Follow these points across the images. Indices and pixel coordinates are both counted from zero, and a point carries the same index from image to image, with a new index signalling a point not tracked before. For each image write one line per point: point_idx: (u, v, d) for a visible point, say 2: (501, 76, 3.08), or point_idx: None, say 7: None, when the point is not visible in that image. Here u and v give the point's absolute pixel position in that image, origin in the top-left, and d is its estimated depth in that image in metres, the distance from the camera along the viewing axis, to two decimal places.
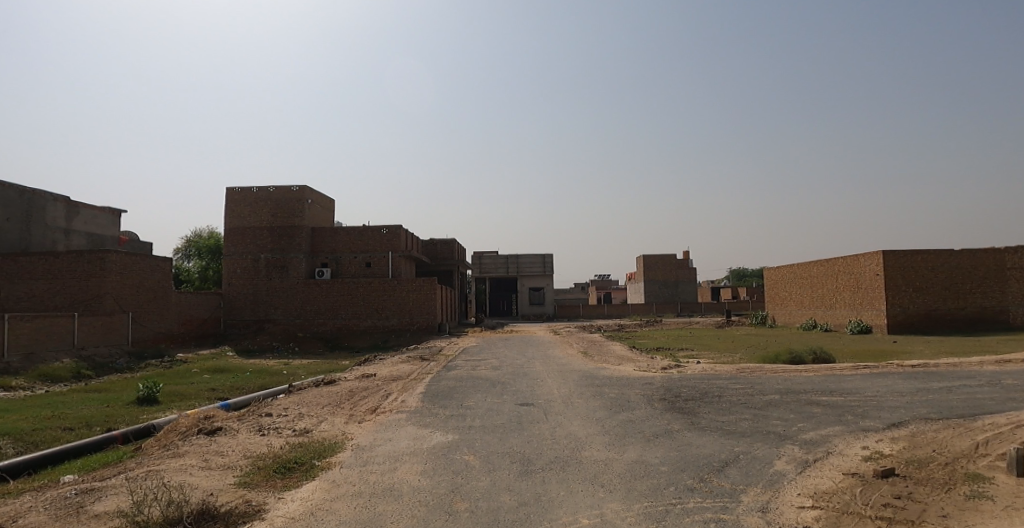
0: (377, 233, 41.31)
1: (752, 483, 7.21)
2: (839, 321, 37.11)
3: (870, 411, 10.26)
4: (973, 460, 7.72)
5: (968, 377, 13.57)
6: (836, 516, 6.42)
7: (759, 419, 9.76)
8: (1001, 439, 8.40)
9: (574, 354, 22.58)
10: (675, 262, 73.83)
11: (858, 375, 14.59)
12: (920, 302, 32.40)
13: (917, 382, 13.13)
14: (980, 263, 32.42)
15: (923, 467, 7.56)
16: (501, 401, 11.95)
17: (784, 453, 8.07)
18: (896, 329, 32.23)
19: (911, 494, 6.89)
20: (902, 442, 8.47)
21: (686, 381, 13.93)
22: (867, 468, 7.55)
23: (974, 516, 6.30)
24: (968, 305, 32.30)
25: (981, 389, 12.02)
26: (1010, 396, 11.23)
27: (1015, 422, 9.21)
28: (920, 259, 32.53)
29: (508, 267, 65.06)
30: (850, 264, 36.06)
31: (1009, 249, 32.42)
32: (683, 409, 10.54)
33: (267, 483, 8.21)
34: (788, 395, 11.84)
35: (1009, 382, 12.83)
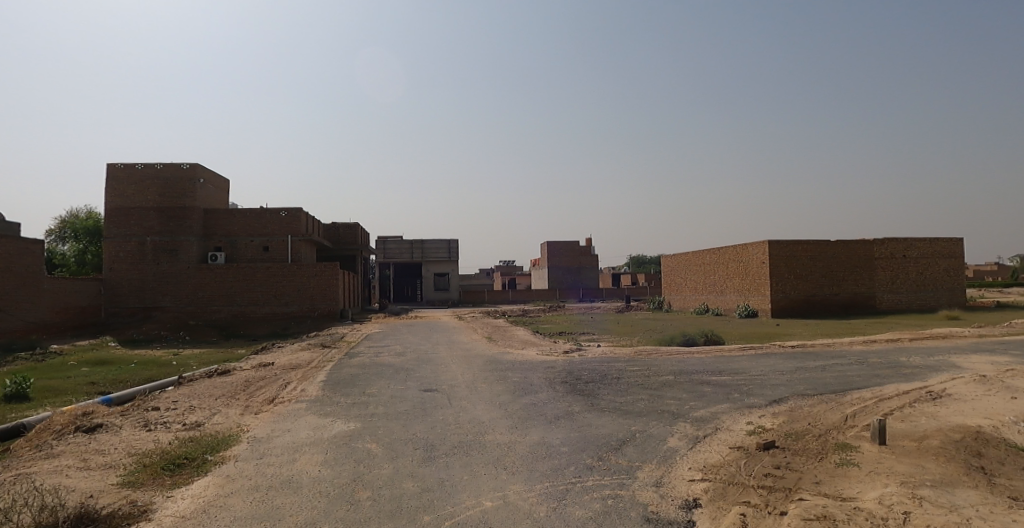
0: (276, 216, 39.34)
1: (647, 460, 7.54)
2: (729, 306, 39.59)
3: (754, 389, 11.00)
4: (843, 431, 8.45)
5: (839, 356, 14.88)
6: (722, 488, 6.94)
7: (654, 399, 10.20)
8: (867, 411, 9.25)
9: (479, 339, 22.77)
10: (577, 249, 75.86)
11: (743, 355, 15.64)
12: (800, 288, 35.15)
13: (795, 362, 14.20)
14: (853, 254, 35.59)
15: (800, 439, 8.20)
16: (405, 388, 11.77)
17: (677, 430, 8.48)
18: (779, 312, 34.82)
19: (789, 463, 7.46)
20: (781, 417, 9.14)
21: (587, 364, 14.35)
22: (751, 442, 8.08)
23: (843, 483, 6.93)
24: (841, 291, 35.46)
25: (849, 368, 13.19)
26: (874, 373, 12.36)
27: (878, 395, 10.16)
28: (801, 249, 35.23)
29: (413, 252, 64.19)
30: (739, 253, 38.47)
31: (876, 240, 35.77)
32: (583, 392, 10.83)
33: (155, 481, 7.66)
34: (680, 376, 12.49)
35: (873, 360, 14.18)
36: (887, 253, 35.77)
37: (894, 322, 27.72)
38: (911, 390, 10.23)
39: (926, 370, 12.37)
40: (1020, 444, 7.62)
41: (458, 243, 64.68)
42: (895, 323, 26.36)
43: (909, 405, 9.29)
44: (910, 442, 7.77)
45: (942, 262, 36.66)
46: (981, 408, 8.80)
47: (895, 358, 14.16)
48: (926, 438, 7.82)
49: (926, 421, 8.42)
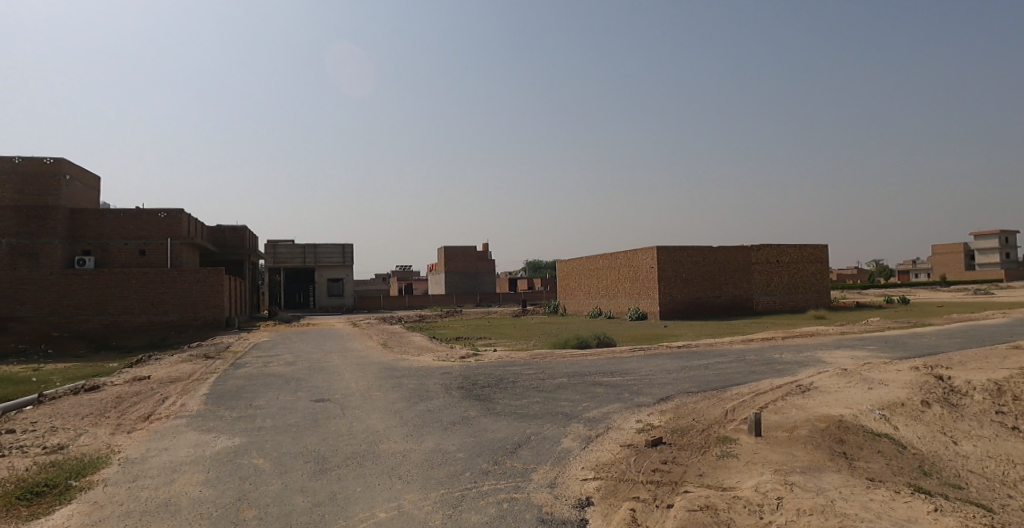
0: (153, 218, 36.68)
1: (541, 462, 7.67)
2: (621, 309, 41.27)
3: (643, 389, 11.50)
4: (723, 425, 8.99)
5: (721, 355, 15.86)
6: (613, 485, 7.18)
7: (549, 402, 10.40)
8: (745, 405, 9.89)
9: (374, 346, 22.27)
10: (475, 253, 76.30)
11: (633, 356, 16.32)
12: (686, 291, 37.26)
13: (680, 361, 15.00)
14: (733, 259, 38.21)
15: (685, 434, 8.64)
16: (295, 399, 11.28)
17: (571, 431, 8.68)
18: (668, 314, 36.68)
19: (675, 458, 7.84)
20: (668, 414, 9.60)
21: (483, 369, 14.41)
22: (640, 439, 8.43)
23: (723, 473, 7.37)
24: (722, 294, 37.97)
25: (729, 365, 14.10)
26: (749, 370, 13.29)
27: (755, 389, 10.91)
28: (687, 255, 37.38)
29: (305, 257, 62.04)
30: (631, 258, 40.20)
31: (753, 246, 38.63)
32: (479, 396, 10.85)
33: (5, 514, 6.84)
34: (574, 378, 12.84)
35: (750, 358, 15.23)
36: (763, 259, 38.72)
37: (767, 322, 30.02)
38: (783, 385, 11.04)
39: (795, 366, 13.47)
40: (874, 430, 8.22)
41: (352, 248, 63.25)
42: (769, 323, 28.57)
43: (782, 398, 10.02)
44: (782, 432, 8.33)
45: (811, 266, 40.14)
46: (844, 398, 9.60)
47: (769, 355, 15.31)
48: (796, 428, 8.37)
49: (795, 413, 9.11)
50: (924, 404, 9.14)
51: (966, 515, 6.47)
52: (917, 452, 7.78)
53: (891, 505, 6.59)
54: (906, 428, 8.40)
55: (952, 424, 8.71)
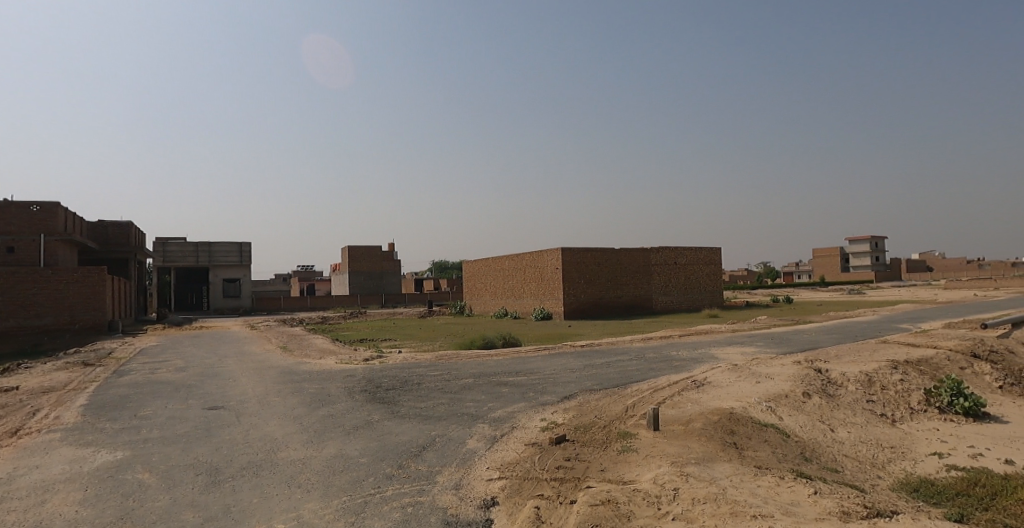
0: (24, 211, 33.69)
1: (447, 463, 7.65)
2: (527, 309, 41.83)
3: (547, 387, 11.73)
4: (624, 421, 9.31)
5: (621, 353, 16.46)
6: (518, 484, 7.26)
7: (454, 402, 10.40)
8: (644, 401, 10.30)
9: (273, 349, 21.40)
10: (380, 253, 75.20)
11: (539, 356, 16.62)
12: (589, 292, 38.37)
13: (583, 360, 15.44)
14: (633, 261, 39.88)
15: (587, 431, 8.88)
16: (186, 407, 10.64)
17: (476, 432, 8.70)
18: (572, 314, 37.54)
19: (578, 454, 8.04)
20: (571, 412, 9.85)
21: (388, 371, 14.20)
22: (544, 437, 8.58)
23: (623, 467, 7.61)
24: (624, 294, 39.51)
25: (629, 363, 14.67)
26: (648, 366, 13.88)
27: (653, 386, 11.40)
28: (590, 256, 38.57)
29: (198, 255, 58.86)
30: (536, 259, 40.86)
31: (653, 249, 40.54)
32: (383, 399, 10.68)
33: None
34: (479, 378, 12.90)
35: (648, 355, 15.92)
36: (661, 261, 40.72)
37: (666, 320, 31.51)
38: (680, 380, 11.60)
39: (691, 362, 14.20)
40: (760, 420, 8.73)
41: (251, 247, 60.90)
42: (667, 322, 29.98)
43: (679, 393, 10.52)
44: (679, 426, 8.70)
45: (705, 268, 42.65)
46: (735, 392, 10.18)
47: (667, 353, 16.06)
48: (691, 421, 8.76)
49: (691, 407, 9.57)
50: (806, 396, 9.83)
51: (841, 496, 6.93)
52: (799, 440, 8.33)
53: (776, 490, 7.00)
54: (789, 418, 8.99)
55: (829, 413, 9.40)
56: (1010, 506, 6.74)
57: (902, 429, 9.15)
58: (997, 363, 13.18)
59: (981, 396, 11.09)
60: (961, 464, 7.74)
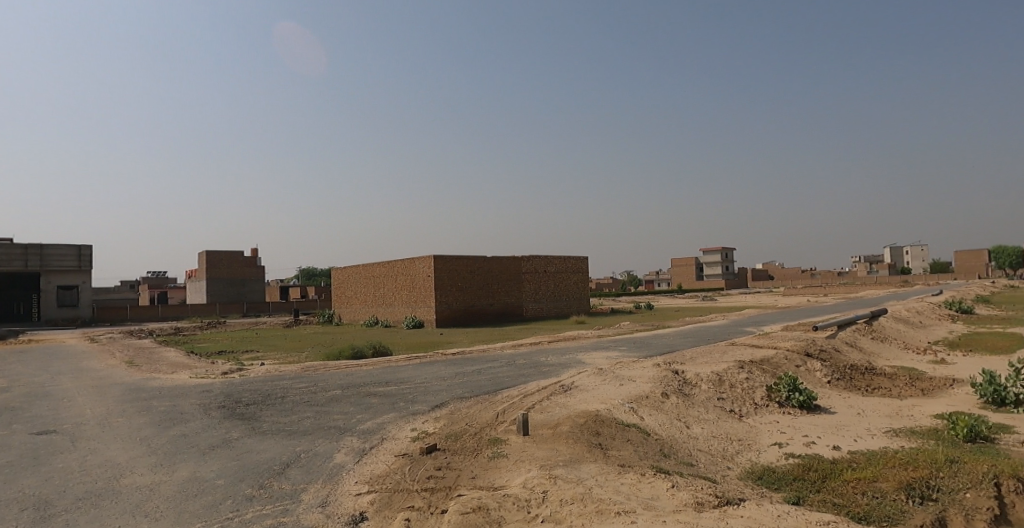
0: None
1: (313, 480, 7.33)
2: (398, 318, 40.98)
3: (418, 396, 11.64)
4: (495, 427, 9.39)
5: (493, 360, 16.64)
6: (388, 497, 7.09)
7: (320, 416, 10.02)
8: (515, 406, 10.45)
9: (117, 365, 19.45)
10: (242, 260, 71.36)
11: (410, 365, 16.41)
12: (461, 299, 38.70)
13: (455, 367, 15.45)
14: (505, 269, 41.14)
15: (459, 439, 8.88)
16: (7, 434, 9.37)
17: (343, 445, 8.43)
18: (443, 322, 37.43)
19: (449, 463, 8.01)
20: (442, 421, 9.80)
21: (249, 385, 13.42)
22: (415, 448, 8.46)
23: (494, 474, 7.65)
24: (495, 301, 40.44)
25: (500, 369, 14.87)
26: (518, 372, 14.14)
27: (523, 391, 11.63)
28: (462, 264, 39.09)
29: (24, 259, 50.94)
30: (407, 266, 40.34)
31: (523, 257, 42.18)
32: (242, 415, 10.08)
33: None
34: (347, 389, 12.54)
35: (519, 361, 16.22)
36: (531, 269, 42.50)
37: (537, 327, 32.36)
38: (549, 385, 11.90)
39: (559, 367, 14.62)
40: (623, 421, 9.13)
41: (92, 249, 53.51)
42: (537, 329, 30.75)
43: (548, 397, 10.79)
44: (547, 430, 8.89)
45: (572, 276, 45.07)
46: (600, 394, 10.59)
47: (537, 359, 16.42)
48: (558, 424, 8.98)
49: (559, 411, 9.83)
50: (665, 395, 10.42)
51: (696, 487, 7.35)
52: (658, 437, 8.80)
53: (638, 486, 7.32)
54: (649, 417, 9.48)
55: (685, 411, 10.02)
56: (838, 487, 7.51)
57: (747, 423, 9.94)
58: (826, 359, 14.60)
59: (814, 389, 12.21)
60: (798, 452, 8.52)
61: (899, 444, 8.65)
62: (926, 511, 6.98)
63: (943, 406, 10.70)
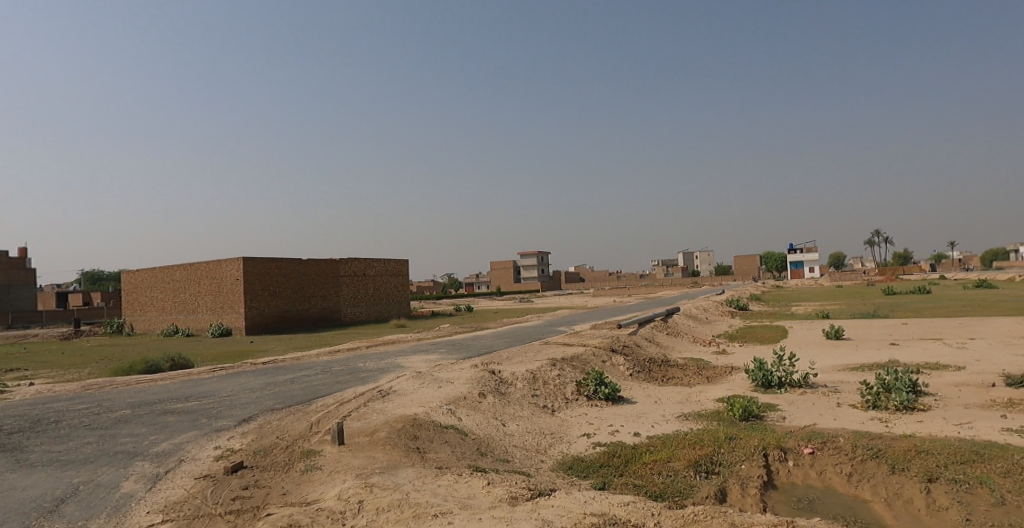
0: None
1: (93, 515, 6.54)
2: (202, 325, 37.70)
3: (223, 412, 11.03)
4: (308, 438, 9.16)
5: (309, 367, 15.97)
6: (186, 523, 6.54)
7: (104, 440, 9.08)
8: (329, 415, 10.26)
9: None
10: (3, 261, 61.12)
11: (214, 377, 15.22)
12: (273, 305, 37.09)
13: (267, 377, 14.69)
14: (321, 272, 40.56)
15: (267, 454, 8.53)
16: None
17: (133, 472, 7.74)
18: (255, 328, 35.62)
19: (258, 481, 7.61)
20: (249, 437, 9.42)
21: (16, 410, 11.65)
22: (219, 468, 7.97)
23: (306, 487, 7.40)
24: (311, 306, 39.60)
25: (316, 376, 14.39)
26: (336, 379, 13.81)
27: (339, 399, 11.44)
28: (275, 267, 37.59)
29: None
30: (212, 269, 37.51)
31: (342, 260, 42.04)
32: (3, 447, 8.78)
33: None
34: (141, 408, 11.45)
35: (337, 367, 15.75)
36: (350, 272, 42.46)
37: (358, 332, 31.79)
38: (367, 391, 11.79)
39: (377, 372, 14.46)
40: (442, 423, 9.38)
41: None
42: (358, 334, 30.14)
43: (365, 404, 10.70)
44: (363, 437, 8.88)
45: (391, 279, 45.82)
46: (419, 398, 10.71)
47: (354, 364, 16.06)
48: (376, 431, 9.00)
49: (376, 416, 9.84)
50: (482, 395, 10.78)
51: (511, 482, 7.67)
52: (475, 437, 9.14)
53: (456, 486, 7.47)
54: (467, 417, 9.79)
55: (501, 409, 10.45)
56: (639, 469, 8.23)
57: (559, 417, 10.61)
58: (629, 354, 15.97)
59: (617, 382, 13.28)
60: (604, 441, 9.29)
61: (688, 427, 9.79)
62: (710, 483, 7.90)
63: (724, 390, 12.37)
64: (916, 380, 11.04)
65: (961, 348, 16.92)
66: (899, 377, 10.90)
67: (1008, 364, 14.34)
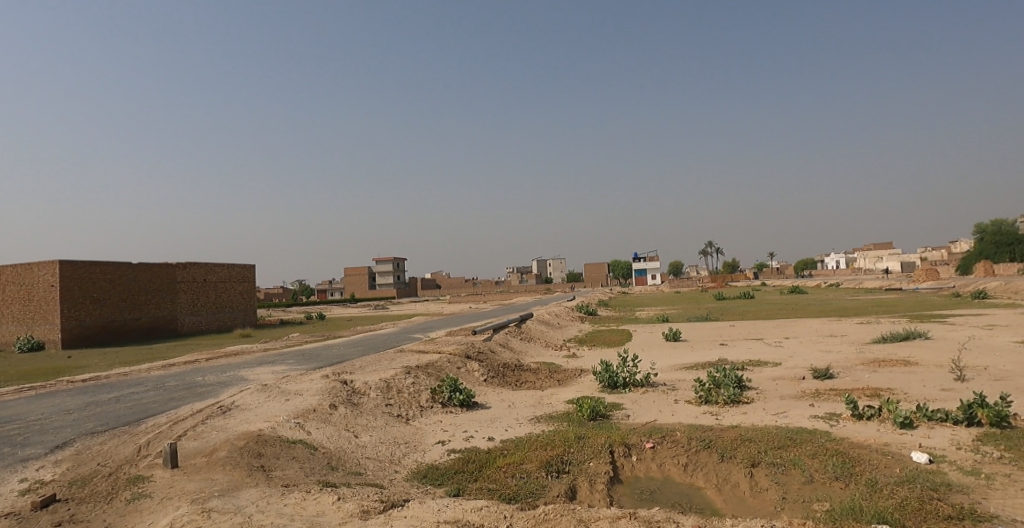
0: None
1: None
2: (5, 339, 32.68)
3: (30, 438, 9.68)
4: (136, 463, 8.30)
5: (138, 384, 14.43)
6: None
7: None
8: (161, 436, 9.37)
9: None
10: None
11: (18, 399, 13.23)
12: (98, 314, 33.25)
13: (86, 397, 13.07)
14: (155, 277, 37.19)
15: (86, 484, 7.60)
16: None
17: None
18: (73, 341, 31.58)
19: (73, 515, 6.74)
20: (64, 465, 8.37)
21: None
22: (25, 504, 6.96)
23: (132, 518, 6.66)
24: (143, 315, 36.00)
25: (146, 394, 13.05)
26: (170, 396, 12.62)
27: (173, 417, 10.48)
28: (99, 272, 33.77)
29: None
30: (19, 274, 32.79)
31: (179, 265, 38.85)
32: None
33: None
34: None
35: (171, 383, 14.38)
36: (189, 277, 39.34)
37: (197, 343, 29.28)
38: (205, 407, 10.88)
39: (218, 387, 13.39)
40: (289, 438, 8.93)
41: None
42: (196, 345, 27.70)
43: (203, 421, 9.90)
44: (200, 458, 8.21)
45: (237, 285, 43.14)
46: (263, 413, 10.09)
47: (192, 379, 14.75)
48: (214, 450, 8.37)
49: (215, 435, 9.16)
50: (333, 407, 10.38)
51: (362, 496, 7.43)
52: (325, 451, 8.83)
53: (303, 504, 7.10)
54: (317, 430, 9.40)
55: (353, 420, 10.13)
56: (493, 474, 8.35)
57: (414, 426, 10.50)
58: (484, 360, 16.20)
59: (472, 388, 13.40)
60: (458, 447, 9.34)
61: (539, 429, 10.12)
62: (560, 483, 8.19)
63: (574, 392, 12.97)
64: (742, 377, 12.35)
65: (776, 346, 19.18)
66: (727, 374, 12.09)
67: (814, 359, 16.48)
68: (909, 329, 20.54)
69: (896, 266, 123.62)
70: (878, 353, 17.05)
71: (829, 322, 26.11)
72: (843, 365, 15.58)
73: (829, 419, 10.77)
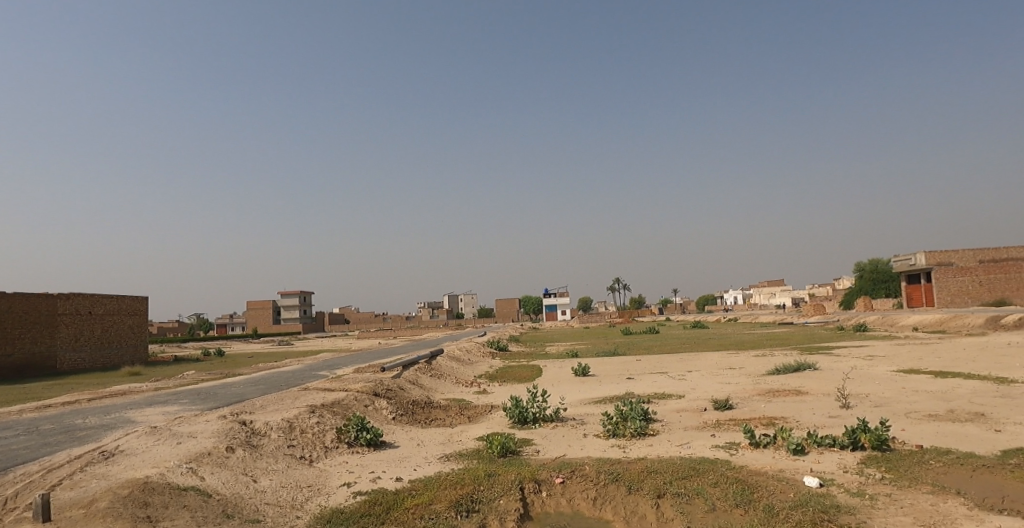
0: None
1: None
2: None
3: None
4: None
5: (6, 429, 12.99)
6: None
7: None
8: (32, 487, 8.46)
9: None
10: None
11: None
12: None
13: None
14: (31, 309, 34.07)
15: None
16: None
17: None
18: None
19: None
20: None
21: None
22: None
23: None
24: (14, 351, 32.67)
25: (14, 440, 11.75)
26: (45, 441, 11.47)
27: (47, 465, 9.52)
28: None
29: None
30: None
31: (60, 295, 35.77)
32: None
33: None
34: None
35: (46, 426, 13.06)
36: (70, 310, 36.21)
37: (76, 383, 26.74)
38: (84, 454, 9.95)
39: (101, 430, 12.32)
40: (179, 485, 8.32)
41: None
42: (74, 385, 25.32)
43: (82, 469, 9.04)
44: (77, 510, 7.47)
45: (126, 318, 40.30)
46: (151, 458, 9.36)
47: (70, 422, 13.47)
48: (94, 501, 7.65)
49: (95, 484, 8.38)
50: (229, 449, 9.81)
51: None
52: (221, 497, 8.29)
53: None
54: (212, 476, 8.83)
55: (251, 464, 9.60)
56: (401, 515, 8.14)
57: (317, 468, 10.09)
58: (393, 397, 15.86)
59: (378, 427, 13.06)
60: (364, 489, 9.06)
61: (448, 468, 9.99)
62: (470, 522, 8.10)
63: (484, 428, 12.95)
64: (647, 410, 12.72)
65: (679, 380, 20.02)
66: (633, 408, 12.43)
67: (714, 391, 17.33)
68: (799, 360, 22.07)
69: (790, 300, 132.71)
70: (772, 384, 18.16)
71: (727, 355, 27.67)
72: (741, 396, 16.47)
73: (729, 448, 11.30)
